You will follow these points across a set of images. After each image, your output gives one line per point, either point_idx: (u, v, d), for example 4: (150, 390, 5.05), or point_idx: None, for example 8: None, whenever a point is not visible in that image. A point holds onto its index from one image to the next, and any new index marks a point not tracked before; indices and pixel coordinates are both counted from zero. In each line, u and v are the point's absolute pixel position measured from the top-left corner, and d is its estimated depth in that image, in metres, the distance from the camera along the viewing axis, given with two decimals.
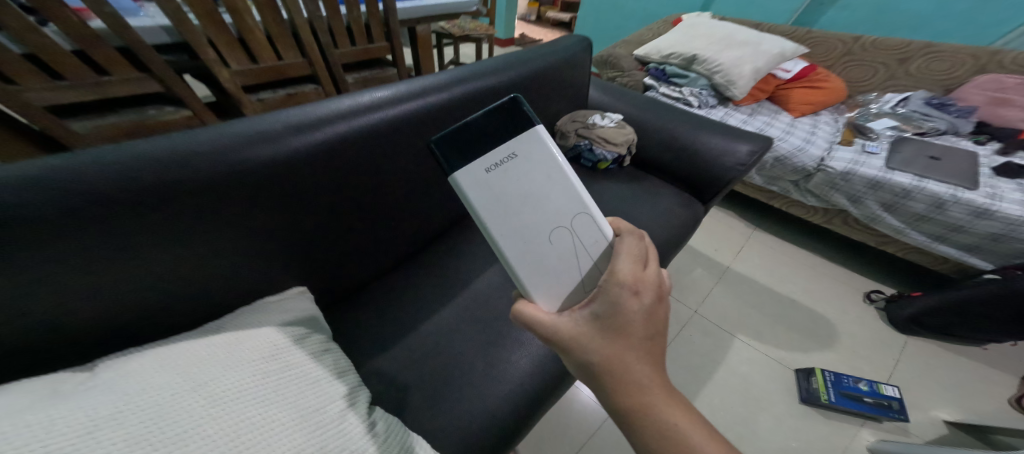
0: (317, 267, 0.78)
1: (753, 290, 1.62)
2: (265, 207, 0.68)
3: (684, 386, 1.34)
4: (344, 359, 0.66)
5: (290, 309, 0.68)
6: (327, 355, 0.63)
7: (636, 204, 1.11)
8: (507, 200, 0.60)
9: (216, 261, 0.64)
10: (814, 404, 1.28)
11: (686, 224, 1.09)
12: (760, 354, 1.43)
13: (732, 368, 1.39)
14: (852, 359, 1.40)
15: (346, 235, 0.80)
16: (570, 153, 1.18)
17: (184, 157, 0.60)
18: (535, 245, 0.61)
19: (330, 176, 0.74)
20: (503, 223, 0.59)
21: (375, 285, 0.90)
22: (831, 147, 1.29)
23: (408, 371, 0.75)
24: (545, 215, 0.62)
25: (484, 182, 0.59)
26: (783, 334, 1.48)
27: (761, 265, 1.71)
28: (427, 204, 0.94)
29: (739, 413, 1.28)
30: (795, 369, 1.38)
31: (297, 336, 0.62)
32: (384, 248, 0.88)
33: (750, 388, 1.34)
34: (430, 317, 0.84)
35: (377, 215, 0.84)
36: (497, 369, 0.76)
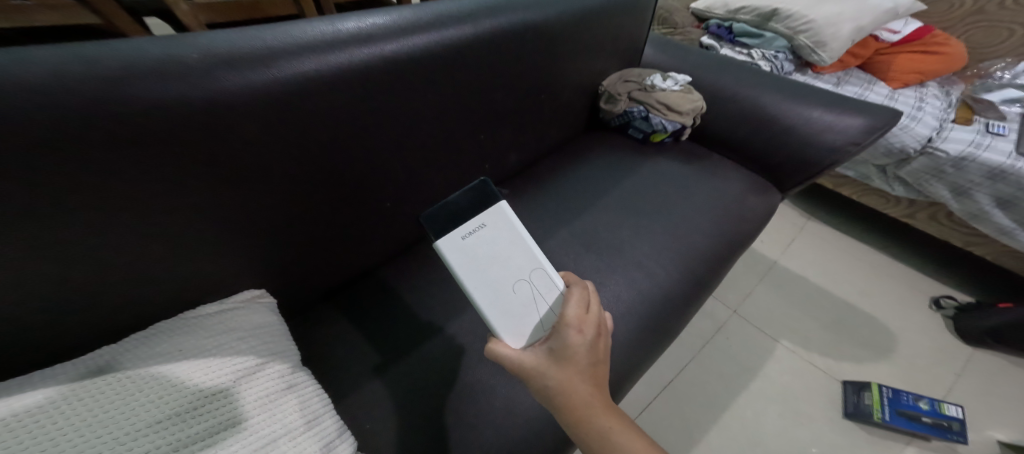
0: (284, 264, 0.57)
1: (804, 290, 1.36)
2: (200, 183, 0.45)
3: (715, 395, 1.14)
4: (317, 395, 0.48)
5: (238, 322, 0.47)
6: (291, 394, 0.45)
7: (690, 185, 0.88)
8: (485, 263, 0.52)
9: (125, 261, 0.43)
10: (863, 420, 1.08)
11: (753, 214, 0.85)
12: (804, 363, 1.20)
13: (771, 377, 1.17)
14: (910, 374, 1.17)
15: (326, 220, 0.59)
16: (618, 121, 0.98)
17: (17, 91, 0.34)
18: (513, 308, 0.51)
19: (291, 141, 0.50)
20: (480, 289, 0.51)
21: (365, 283, 0.70)
22: (943, 125, 1.06)
23: (398, 404, 0.56)
24: (523, 273, 0.53)
25: (458, 248, 0.51)
26: (835, 342, 1.24)
27: (810, 257, 1.44)
28: (435, 180, 0.71)
29: (777, 429, 1.08)
30: (843, 380, 1.16)
31: (244, 372, 0.43)
32: (380, 236, 0.68)
33: (791, 401, 1.13)
34: (433, 332, 0.64)
35: (370, 195, 0.62)
36: (517, 406, 0.57)
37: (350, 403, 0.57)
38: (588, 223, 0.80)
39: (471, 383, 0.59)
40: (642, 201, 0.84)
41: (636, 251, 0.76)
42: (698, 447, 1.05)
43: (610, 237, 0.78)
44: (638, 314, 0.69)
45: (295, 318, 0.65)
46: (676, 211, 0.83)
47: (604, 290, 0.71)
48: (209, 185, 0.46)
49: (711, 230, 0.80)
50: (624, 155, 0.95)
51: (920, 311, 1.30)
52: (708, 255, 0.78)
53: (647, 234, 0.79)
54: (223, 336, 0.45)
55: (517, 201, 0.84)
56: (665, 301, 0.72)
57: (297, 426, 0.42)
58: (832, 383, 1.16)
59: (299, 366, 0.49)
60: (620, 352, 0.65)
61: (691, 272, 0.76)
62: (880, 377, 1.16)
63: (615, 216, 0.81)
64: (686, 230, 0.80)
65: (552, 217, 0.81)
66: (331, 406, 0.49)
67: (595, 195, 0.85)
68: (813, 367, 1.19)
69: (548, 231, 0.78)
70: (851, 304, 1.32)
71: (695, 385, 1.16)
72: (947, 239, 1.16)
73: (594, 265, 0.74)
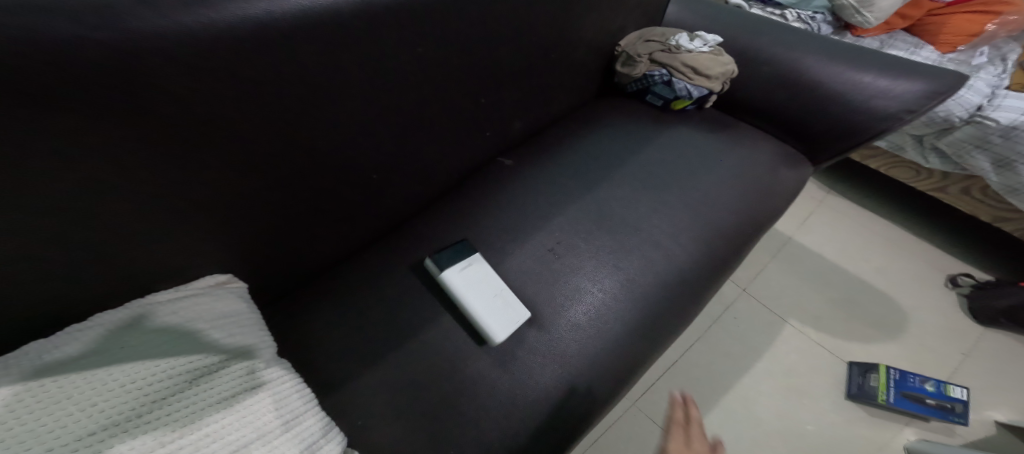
0: (254, 246, 0.50)
1: (818, 268, 1.28)
2: (146, 159, 0.37)
3: (719, 376, 1.09)
4: (296, 391, 0.42)
5: (196, 310, 0.41)
6: (263, 392, 0.39)
7: (711, 158, 0.79)
8: (473, 283, 0.58)
9: (66, 253, 0.36)
10: (866, 401, 1.05)
11: (777, 188, 0.78)
12: (811, 343, 1.15)
13: (778, 357, 1.13)
14: (920, 355, 1.13)
15: (302, 195, 0.51)
16: (636, 87, 0.88)
17: None
18: (494, 317, 0.57)
19: (249, 102, 0.41)
20: (468, 300, 0.57)
21: (352, 262, 0.63)
22: (995, 93, 0.98)
23: (394, 397, 0.52)
24: (503, 293, 0.59)
25: (454, 274, 0.58)
26: (845, 322, 1.19)
27: (825, 233, 1.35)
28: (429, 150, 0.63)
29: (780, 411, 1.05)
30: (850, 361, 1.12)
31: (201, 371, 0.37)
32: (367, 211, 0.60)
33: (794, 381, 1.10)
34: (430, 320, 0.57)
35: (353, 167, 0.54)
36: (521, 404, 0.53)
37: (341, 397, 0.52)
38: (602, 196, 0.71)
39: (472, 378, 0.54)
40: (661, 173, 0.76)
41: (655, 229, 0.69)
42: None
43: (627, 215, 0.70)
44: (656, 300, 0.63)
45: (273, 303, 0.58)
46: (698, 184, 0.75)
47: (620, 272, 0.64)
48: (159, 161, 0.38)
49: (735, 207, 0.73)
50: (643, 123, 0.85)
51: (933, 290, 1.24)
52: (731, 233, 0.71)
53: (667, 211, 0.71)
54: (175, 330, 0.39)
55: (524, 168, 0.75)
56: (686, 285, 0.66)
57: (272, 427, 0.37)
58: (839, 364, 1.12)
59: (273, 359, 0.44)
60: (631, 341, 0.60)
61: (714, 252, 0.69)
62: (888, 359, 1.13)
63: (631, 189, 0.73)
64: (709, 206, 0.72)
65: (563, 188, 0.72)
66: (315, 402, 0.44)
67: (609, 165, 0.76)
68: (821, 347, 1.15)
69: (559, 204, 0.70)
70: (864, 282, 1.26)
71: (699, 366, 1.11)
72: (974, 213, 1.10)
73: (609, 245, 0.66)
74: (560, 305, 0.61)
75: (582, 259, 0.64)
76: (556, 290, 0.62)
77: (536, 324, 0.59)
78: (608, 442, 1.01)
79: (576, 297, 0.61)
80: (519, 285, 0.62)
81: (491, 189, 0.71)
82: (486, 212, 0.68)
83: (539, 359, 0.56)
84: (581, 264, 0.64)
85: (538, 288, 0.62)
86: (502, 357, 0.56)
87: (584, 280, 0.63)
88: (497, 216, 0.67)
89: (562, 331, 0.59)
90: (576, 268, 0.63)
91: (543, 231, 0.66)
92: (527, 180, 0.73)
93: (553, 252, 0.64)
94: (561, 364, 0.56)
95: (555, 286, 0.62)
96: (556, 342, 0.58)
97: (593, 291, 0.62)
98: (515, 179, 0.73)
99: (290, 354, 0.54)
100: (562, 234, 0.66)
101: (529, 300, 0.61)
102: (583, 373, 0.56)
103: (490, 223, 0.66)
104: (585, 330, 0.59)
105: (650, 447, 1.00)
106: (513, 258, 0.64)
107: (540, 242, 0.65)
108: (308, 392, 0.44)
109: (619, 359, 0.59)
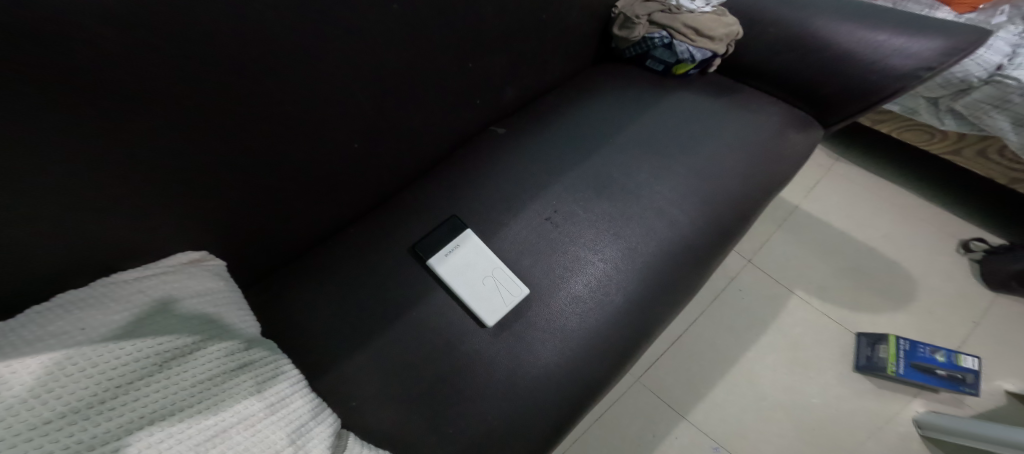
0: (231, 223, 0.48)
1: (825, 237, 1.25)
2: (98, 128, 0.34)
3: (724, 350, 1.08)
4: (281, 374, 0.40)
5: (165, 289, 0.38)
6: (241, 374, 0.37)
7: (713, 122, 0.75)
8: (463, 266, 0.56)
9: (17, 233, 0.33)
10: (873, 373, 1.03)
11: (783, 153, 0.74)
12: (818, 315, 1.13)
13: (784, 329, 1.11)
14: (929, 324, 1.11)
15: (279, 167, 0.48)
16: (635, 52, 0.83)
17: None
18: (486, 298, 0.55)
19: (214, 70, 0.38)
20: (460, 284, 0.55)
21: (339, 239, 0.60)
22: (1017, 50, 0.93)
23: (388, 375, 0.50)
24: (494, 272, 0.57)
25: (442, 260, 0.56)
26: (853, 292, 1.16)
27: (832, 202, 1.31)
28: (415, 121, 0.59)
29: (786, 384, 1.04)
30: (857, 332, 1.10)
31: (172, 354, 0.35)
32: (350, 185, 0.57)
33: (800, 353, 1.08)
34: (423, 296, 0.55)
35: (333, 136, 0.51)
36: (520, 379, 0.51)
37: (332, 377, 0.50)
38: (600, 164, 0.68)
39: (468, 354, 0.52)
40: (663, 139, 0.72)
41: (657, 197, 0.65)
42: (704, 402, 1.01)
43: (627, 183, 0.66)
44: (658, 270, 0.60)
45: (257, 282, 0.56)
46: (702, 149, 0.71)
47: (620, 241, 0.61)
48: (115, 133, 0.35)
49: (740, 173, 0.69)
50: (643, 88, 0.81)
51: (944, 256, 1.21)
52: (736, 199, 0.67)
53: (669, 178, 0.67)
54: (142, 310, 0.36)
55: (517, 138, 0.71)
56: (689, 254, 0.63)
57: (255, 410, 0.35)
58: (845, 334, 1.10)
59: (253, 340, 0.42)
60: (634, 314, 0.57)
61: (719, 220, 0.65)
62: (896, 327, 1.10)
63: (631, 157, 0.69)
64: (714, 172, 0.69)
65: (560, 158, 0.68)
66: (303, 383, 0.42)
67: (608, 133, 0.72)
68: (828, 318, 1.13)
69: (555, 173, 0.66)
70: (872, 250, 1.23)
71: (703, 340, 1.09)
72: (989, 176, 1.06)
73: (608, 214, 0.63)
74: (559, 276, 0.58)
75: (579, 228, 0.61)
76: (553, 261, 0.59)
77: (533, 296, 0.57)
78: (612, 417, 1.00)
79: (574, 268, 0.59)
80: (515, 257, 0.59)
81: (483, 160, 0.67)
82: (479, 183, 0.64)
83: (536, 332, 0.54)
84: (579, 234, 0.61)
85: (534, 259, 0.59)
86: (499, 332, 0.54)
87: (581, 250, 0.60)
88: (490, 188, 0.64)
89: (560, 303, 0.56)
90: (574, 238, 0.60)
91: (538, 201, 0.63)
92: (523, 150, 0.69)
93: (550, 221, 0.61)
94: (560, 338, 0.54)
95: (553, 257, 0.59)
96: (553, 315, 0.56)
97: (593, 261, 0.59)
98: (508, 150, 0.69)
99: (277, 335, 0.52)
100: (559, 204, 0.63)
101: (525, 272, 0.58)
102: (583, 346, 0.54)
103: (483, 195, 0.63)
104: (585, 302, 0.57)
105: (654, 422, 0.99)
106: (509, 229, 0.61)
107: (536, 211, 0.62)
108: (294, 373, 0.42)
109: (620, 332, 0.56)
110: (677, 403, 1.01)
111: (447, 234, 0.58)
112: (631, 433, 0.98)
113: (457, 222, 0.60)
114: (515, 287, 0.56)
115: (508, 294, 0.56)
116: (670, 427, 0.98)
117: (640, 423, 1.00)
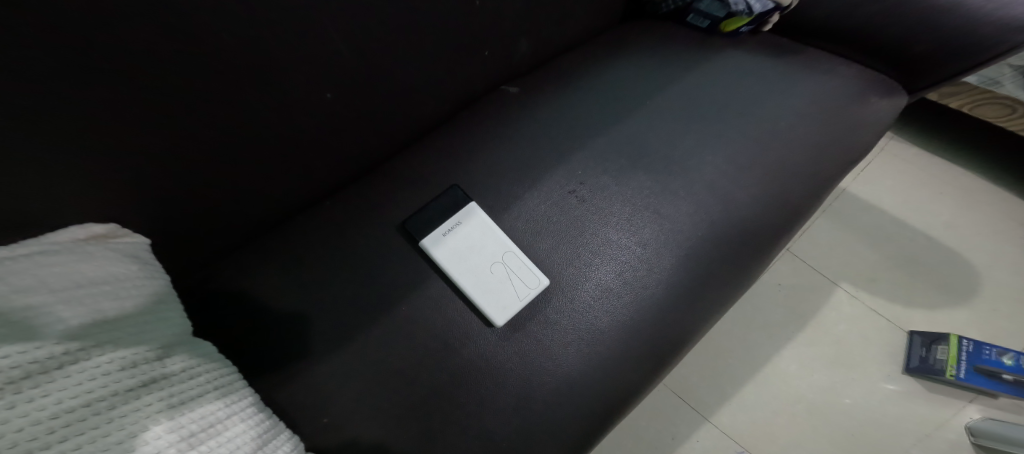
0: (159, 190, 0.35)
1: (876, 222, 1.09)
2: None
3: (756, 347, 0.95)
4: (210, 394, 0.30)
5: (36, 272, 0.25)
6: (147, 397, 0.26)
7: (780, 75, 0.59)
8: (466, 249, 0.46)
9: None
10: (928, 376, 0.90)
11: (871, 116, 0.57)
12: (865, 310, 0.99)
13: (826, 327, 0.97)
14: (994, 326, 0.96)
15: (227, 119, 0.36)
16: (672, 6, 0.69)
17: None
18: (495, 290, 0.44)
19: None
20: (462, 273, 0.45)
21: (312, 214, 0.49)
22: None
23: (364, 382, 0.40)
24: (503, 258, 0.46)
25: (441, 243, 0.45)
26: (906, 287, 1.01)
27: (886, 184, 1.14)
28: (407, 73, 0.46)
29: (825, 387, 0.91)
30: (911, 331, 0.95)
31: (27, 368, 0.22)
32: (326, 147, 0.45)
33: (843, 353, 0.94)
34: (415, 287, 0.44)
35: (301, 83, 0.39)
36: (534, 393, 0.41)
37: (299, 386, 0.40)
38: (636, 128, 0.54)
39: (471, 360, 0.42)
40: (720, 97, 0.57)
41: (712, 167, 0.51)
42: (732, 403, 0.89)
43: (673, 151, 0.52)
44: (709, 260, 0.48)
45: (207, 266, 0.45)
46: (770, 109, 0.56)
47: (663, 222, 0.49)
48: None
49: (817, 142, 0.54)
50: (687, 41, 0.66)
51: (1011, 247, 1.05)
52: (810, 174, 0.53)
53: (727, 144, 0.53)
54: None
55: (533, 97, 0.58)
56: (751, 240, 0.49)
57: (165, 444, 0.24)
58: (895, 333, 0.96)
59: (169, 347, 0.30)
60: (676, 310, 0.46)
61: (788, 201, 0.51)
62: (958, 327, 0.96)
63: (677, 118, 0.55)
64: (784, 141, 0.54)
65: (585, 120, 0.55)
66: (243, 404, 0.31)
67: (646, 90, 0.58)
68: (877, 315, 0.98)
69: (580, 139, 0.53)
70: (931, 240, 1.07)
71: (733, 334, 0.96)
72: None
73: (648, 186, 0.50)
74: (585, 263, 0.47)
75: (612, 205, 0.49)
76: (578, 244, 0.47)
77: (554, 289, 0.45)
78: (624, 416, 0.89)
79: (606, 254, 0.47)
80: (530, 239, 0.47)
81: (491, 124, 0.55)
82: (485, 151, 0.52)
83: (555, 333, 0.44)
84: (610, 211, 0.49)
85: (554, 242, 0.47)
86: (510, 333, 0.43)
87: (613, 232, 0.48)
88: (496, 158, 0.52)
89: (587, 298, 0.45)
90: (604, 217, 0.49)
91: (559, 171, 0.51)
92: (540, 111, 0.56)
93: (575, 196, 0.49)
94: (585, 338, 0.44)
95: (579, 240, 0.48)
96: (577, 311, 0.45)
97: (627, 246, 0.47)
98: (518, 111, 0.56)
99: (230, 331, 0.42)
100: (585, 175, 0.51)
101: (543, 258, 0.47)
102: (613, 352, 0.44)
103: (491, 165, 0.51)
104: (617, 295, 0.46)
105: (674, 424, 0.88)
106: (522, 206, 0.49)
107: (557, 183, 0.50)
108: (228, 389, 0.32)
109: (658, 334, 0.46)
110: (701, 404, 0.89)
111: (446, 209, 0.48)
112: (645, 434, 0.87)
113: (457, 196, 0.48)
114: (531, 277, 0.45)
115: (521, 286, 0.45)
116: (691, 428, 0.87)
117: (657, 423, 0.89)
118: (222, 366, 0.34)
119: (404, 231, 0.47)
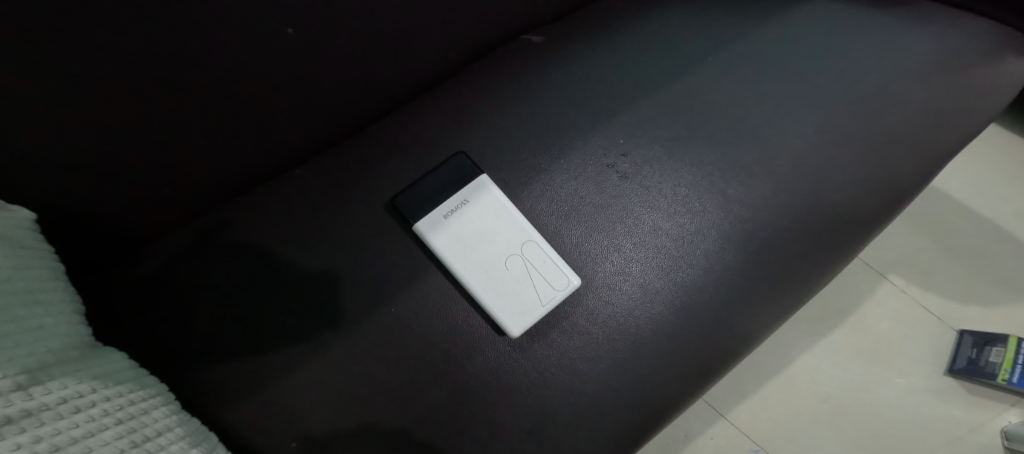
0: (44, 158, 0.24)
1: (953, 194, 0.82)
2: None
3: (788, 343, 0.78)
4: (105, 434, 0.21)
5: None
6: (33, 431, 0.18)
7: (908, 15, 0.42)
8: (476, 238, 0.37)
9: None
10: (974, 379, 0.73)
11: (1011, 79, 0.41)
12: (913, 307, 0.79)
13: (868, 322, 0.78)
14: None
15: (143, 60, 0.24)
16: None
17: None
18: (509, 289, 0.36)
19: None
20: (470, 268, 0.36)
21: (275, 188, 0.37)
22: None
23: (334, 398, 0.33)
24: (518, 250, 0.37)
25: (443, 231, 0.36)
26: (964, 280, 0.79)
27: (987, 153, 0.83)
28: (403, 22, 0.33)
29: (858, 386, 0.76)
30: (960, 329, 0.76)
31: None
32: (297, 107, 0.32)
33: (883, 353, 0.77)
34: (408, 285, 0.35)
35: (257, 19, 0.26)
36: (554, 415, 0.34)
37: (263, 403, 0.32)
38: (698, 88, 0.41)
39: (479, 375, 0.34)
40: (826, 46, 0.42)
41: (796, 140, 0.40)
42: (753, 401, 0.75)
43: (744, 117, 0.40)
44: (784, 255, 0.38)
45: (133, 250, 0.34)
46: (890, 62, 0.41)
47: (728, 207, 0.38)
48: None
49: (950, 109, 0.40)
50: None
51: None
52: (926, 149, 0.40)
53: (817, 110, 0.40)
54: None
55: (567, 34, 0.43)
56: (836, 232, 0.39)
57: None
58: (941, 331, 0.77)
59: (41, 369, 0.21)
60: (738, 313, 0.37)
61: (888, 184, 0.40)
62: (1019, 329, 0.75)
63: (753, 71, 0.41)
64: (898, 108, 0.40)
65: (624, 73, 0.41)
66: (159, 441, 0.24)
67: (714, 29, 0.43)
68: (925, 313, 0.78)
69: (622, 99, 0.41)
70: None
71: None
72: None
73: (711, 162, 0.39)
74: (625, 255, 0.37)
75: (662, 183, 0.39)
76: (617, 232, 0.38)
77: (585, 291, 0.36)
78: None
79: (653, 245, 0.38)
80: (556, 225, 0.38)
81: (511, 75, 0.41)
82: (502, 111, 0.40)
83: (585, 341, 0.35)
84: (659, 191, 0.39)
85: (586, 229, 0.38)
86: (527, 343, 0.35)
87: (664, 219, 0.38)
88: (503, 126, 0.40)
89: (626, 298, 0.36)
90: (652, 199, 0.39)
91: (597, 138, 0.40)
92: (573, 57, 0.42)
93: (615, 172, 0.39)
94: (623, 346, 0.35)
95: (618, 227, 0.38)
96: (615, 315, 0.36)
97: (681, 235, 0.38)
98: (527, 58, 0.42)
99: (173, 338, 0.33)
100: (628, 145, 0.40)
101: (571, 250, 0.37)
102: (655, 366, 0.35)
103: (501, 135, 0.39)
104: (665, 294, 0.36)
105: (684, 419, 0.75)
106: (544, 182, 0.39)
107: (592, 154, 0.39)
108: (136, 420, 0.23)
109: (711, 345, 0.37)
110: (718, 399, 0.76)
111: (449, 185, 0.38)
112: None
113: (461, 170, 0.38)
114: (555, 277, 0.36)
115: (542, 285, 0.35)
116: (705, 424, 0.75)
117: None
118: (131, 390, 0.25)
119: (393, 212, 0.37)
